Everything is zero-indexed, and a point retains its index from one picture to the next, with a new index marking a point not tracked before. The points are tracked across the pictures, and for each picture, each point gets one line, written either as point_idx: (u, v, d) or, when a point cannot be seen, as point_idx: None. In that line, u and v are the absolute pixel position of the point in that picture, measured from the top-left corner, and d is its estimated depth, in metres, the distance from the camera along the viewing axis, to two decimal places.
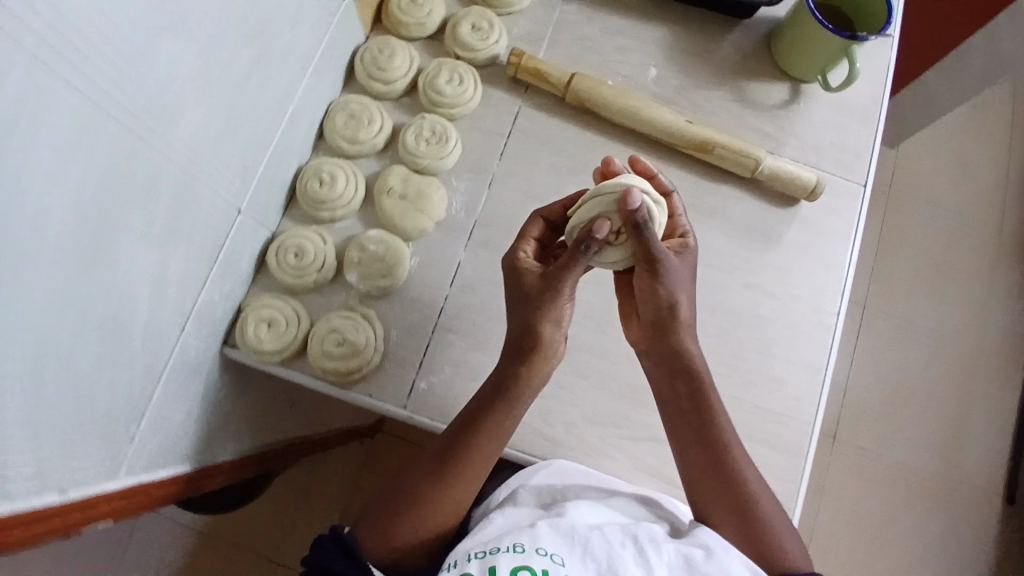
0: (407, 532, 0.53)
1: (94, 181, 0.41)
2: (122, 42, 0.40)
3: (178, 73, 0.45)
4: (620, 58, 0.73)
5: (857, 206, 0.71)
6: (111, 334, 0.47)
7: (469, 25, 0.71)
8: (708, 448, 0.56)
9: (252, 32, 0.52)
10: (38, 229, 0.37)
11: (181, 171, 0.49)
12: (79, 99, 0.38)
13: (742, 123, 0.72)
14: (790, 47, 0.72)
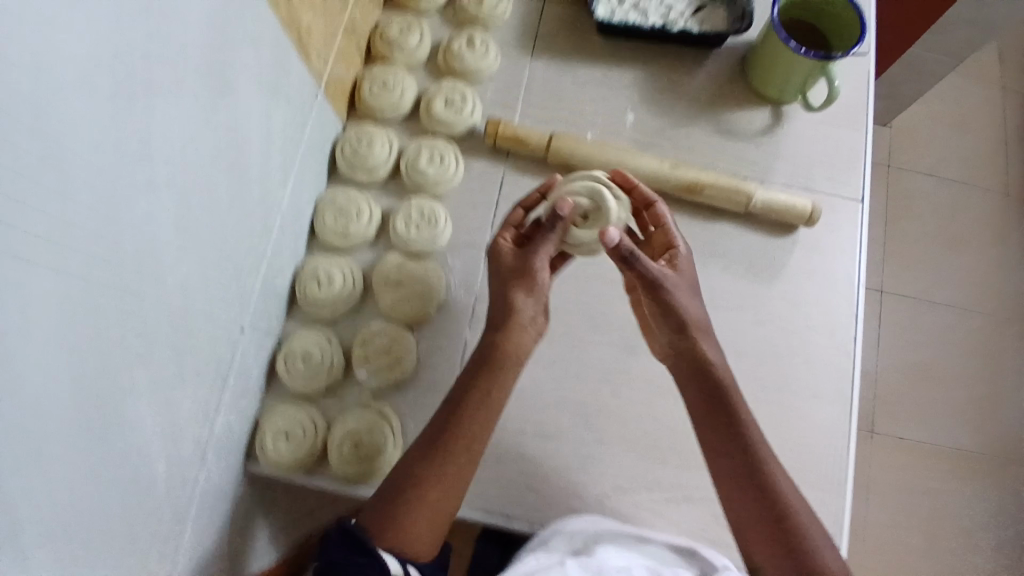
0: (415, 521, 0.52)
1: (93, 353, 0.41)
2: (100, 218, 0.40)
3: (160, 223, 0.46)
4: (596, 109, 0.73)
5: (856, 223, 0.69)
6: (133, 485, 0.47)
7: (443, 100, 0.71)
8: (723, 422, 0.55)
9: (228, 161, 0.52)
10: (44, 422, 0.37)
11: (177, 313, 0.50)
12: (69, 284, 0.38)
13: (727, 156, 0.71)
14: (765, 72, 0.71)
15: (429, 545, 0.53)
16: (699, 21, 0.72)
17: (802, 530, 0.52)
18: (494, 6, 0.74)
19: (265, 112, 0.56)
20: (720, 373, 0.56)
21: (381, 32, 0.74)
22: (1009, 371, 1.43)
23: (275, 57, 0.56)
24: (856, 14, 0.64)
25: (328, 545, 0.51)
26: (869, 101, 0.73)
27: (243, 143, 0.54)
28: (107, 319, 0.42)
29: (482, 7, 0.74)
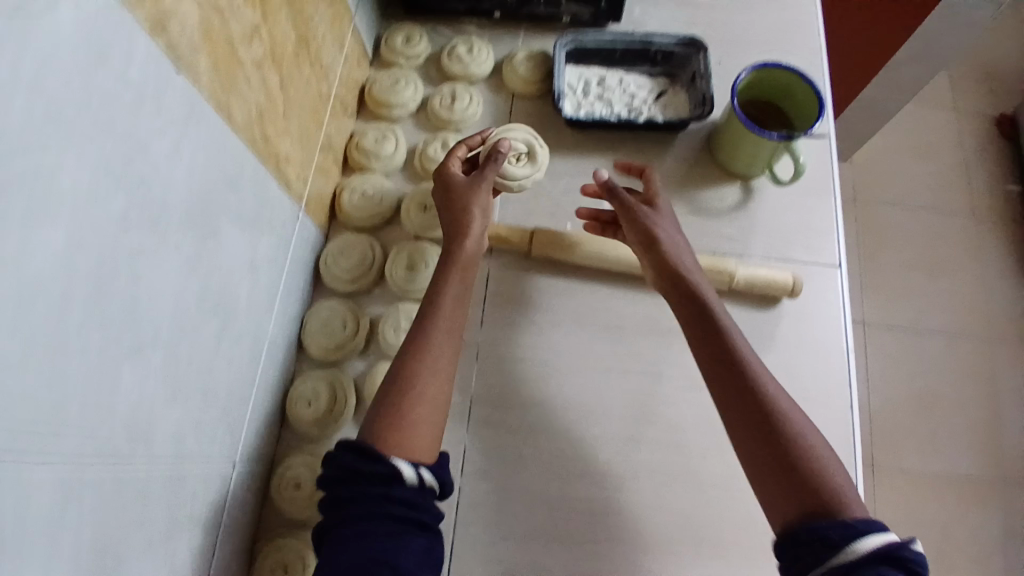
0: (412, 422, 0.53)
1: (87, 538, 0.40)
2: (91, 398, 0.39)
3: (146, 384, 0.45)
4: (571, 200, 0.75)
5: (839, 288, 0.70)
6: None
7: (421, 205, 0.73)
8: (712, 335, 0.58)
9: (215, 304, 0.52)
10: None
11: (171, 467, 0.49)
12: (62, 475, 0.37)
13: (704, 234, 0.73)
14: (731, 152, 0.73)
15: (428, 451, 0.54)
16: (664, 108, 0.77)
17: (811, 452, 0.51)
18: (464, 108, 0.77)
19: (249, 244, 0.56)
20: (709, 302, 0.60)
21: (357, 143, 0.76)
22: (1004, 392, 1.44)
23: (256, 192, 0.56)
24: (809, 87, 0.67)
25: (335, 456, 0.52)
26: (835, 167, 0.75)
27: (228, 281, 0.54)
28: (97, 497, 0.40)
29: (453, 110, 0.77)
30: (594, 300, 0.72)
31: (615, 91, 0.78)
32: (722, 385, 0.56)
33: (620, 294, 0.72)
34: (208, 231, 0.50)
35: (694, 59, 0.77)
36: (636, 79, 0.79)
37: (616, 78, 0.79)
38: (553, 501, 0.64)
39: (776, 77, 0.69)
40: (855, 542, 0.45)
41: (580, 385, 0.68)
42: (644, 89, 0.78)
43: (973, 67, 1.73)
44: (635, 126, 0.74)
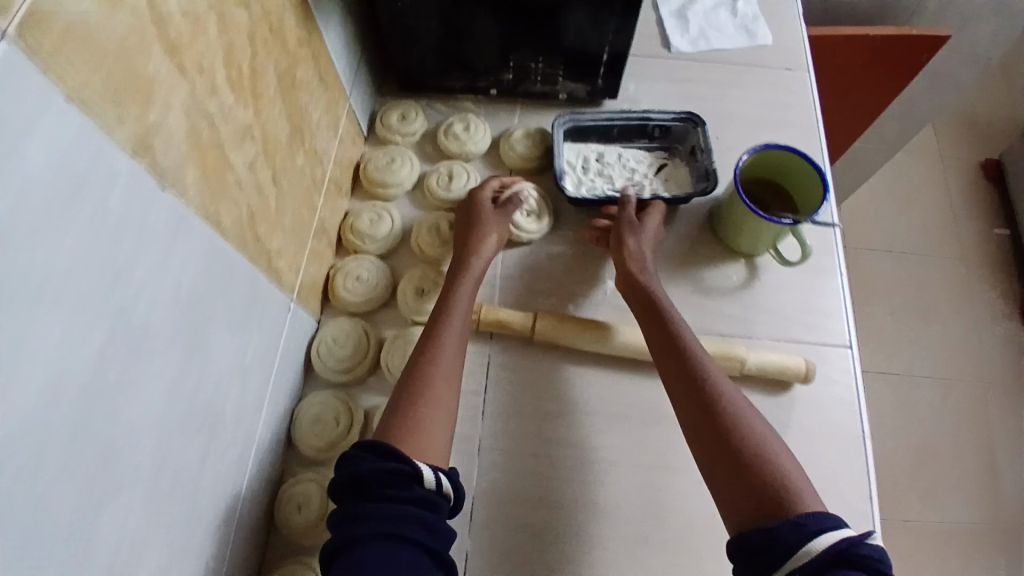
0: (421, 428, 0.55)
1: None
2: (71, 536, 0.36)
3: (117, 526, 0.40)
4: (571, 280, 0.74)
5: (851, 372, 0.69)
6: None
7: (417, 289, 0.71)
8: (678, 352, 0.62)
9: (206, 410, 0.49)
10: None
11: None
12: None
13: (711, 314, 0.71)
14: (734, 233, 0.72)
15: (442, 457, 0.55)
16: (664, 182, 0.76)
17: (767, 459, 0.54)
18: (462, 187, 0.76)
19: (239, 348, 0.53)
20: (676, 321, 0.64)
21: (351, 224, 0.74)
22: None
23: (246, 292, 0.53)
24: (801, 159, 0.67)
25: (353, 456, 0.52)
26: (839, 242, 0.74)
27: (215, 391, 0.50)
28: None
29: (449, 189, 0.76)
30: (599, 385, 0.69)
31: (615, 167, 0.77)
32: (688, 399, 0.59)
33: (626, 379, 0.69)
34: (195, 345, 0.46)
35: (692, 134, 0.77)
36: (634, 154, 0.78)
37: (615, 154, 0.78)
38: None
39: (760, 160, 0.69)
40: (809, 542, 0.47)
41: (588, 479, 0.64)
42: (643, 164, 0.77)
43: None
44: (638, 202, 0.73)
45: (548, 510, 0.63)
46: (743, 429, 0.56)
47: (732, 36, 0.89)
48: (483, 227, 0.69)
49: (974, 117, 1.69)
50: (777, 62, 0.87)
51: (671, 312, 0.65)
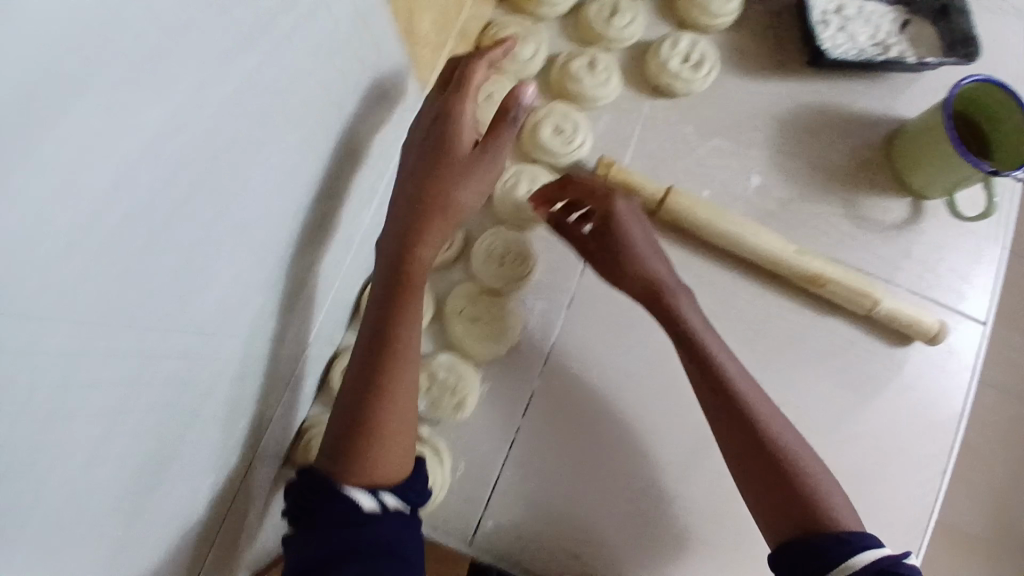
0: (376, 462, 0.46)
1: (148, 400, 0.36)
2: (193, 257, 0.35)
3: (217, 283, 0.39)
4: (714, 165, 0.64)
5: (977, 345, 0.63)
6: (157, 550, 0.44)
7: (551, 126, 0.64)
8: (705, 370, 0.53)
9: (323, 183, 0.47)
10: (83, 483, 0.33)
11: (242, 342, 0.45)
12: (149, 334, 0.34)
13: (856, 246, 0.63)
14: (914, 164, 0.62)
15: (397, 468, 0.47)
16: (912, 44, 0.67)
17: (808, 486, 0.48)
18: (623, 26, 0.65)
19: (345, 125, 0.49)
20: (690, 328, 0.55)
21: (493, 37, 0.65)
22: None
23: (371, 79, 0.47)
24: (999, 95, 0.59)
25: (302, 482, 0.46)
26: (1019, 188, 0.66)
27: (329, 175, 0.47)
28: (146, 409, 0.36)
29: (609, 25, 0.65)
30: (706, 285, 0.63)
31: (859, 24, 0.67)
32: (723, 425, 0.52)
33: (743, 285, 0.63)
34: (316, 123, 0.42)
35: None
36: (877, 8, 0.68)
37: (857, 7, 0.68)
38: (616, 499, 0.63)
39: (969, 90, 0.61)
40: (853, 557, 0.43)
41: (663, 365, 0.66)
42: (887, 20, 0.68)
43: None
44: (873, 65, 0.65)
45: (615, 392, 0.65)
46: (777, 448, 0.50)
47: None
48: (441, 189, 0.50)
49: None
50: None
51: (682, 312, 0.55)
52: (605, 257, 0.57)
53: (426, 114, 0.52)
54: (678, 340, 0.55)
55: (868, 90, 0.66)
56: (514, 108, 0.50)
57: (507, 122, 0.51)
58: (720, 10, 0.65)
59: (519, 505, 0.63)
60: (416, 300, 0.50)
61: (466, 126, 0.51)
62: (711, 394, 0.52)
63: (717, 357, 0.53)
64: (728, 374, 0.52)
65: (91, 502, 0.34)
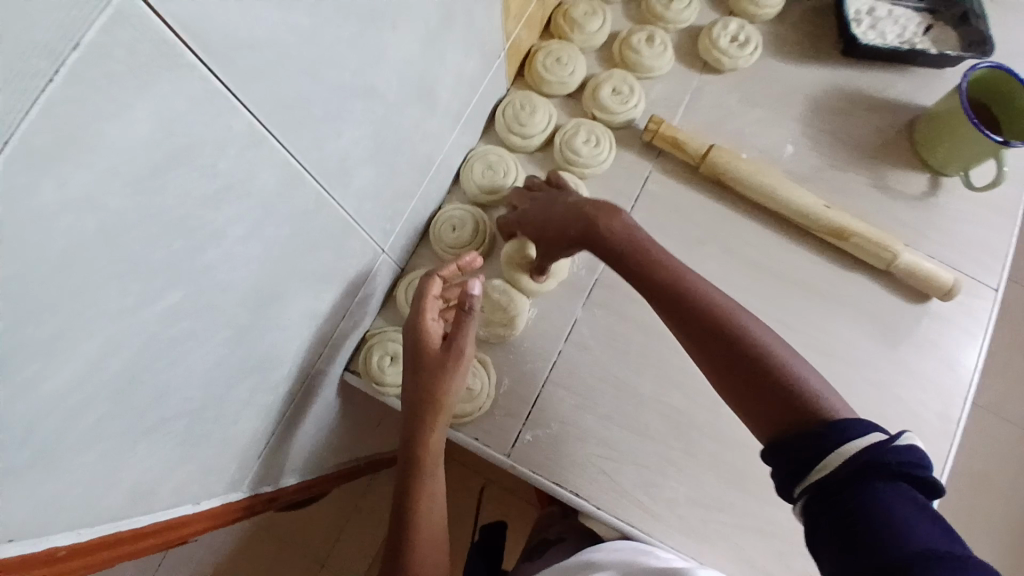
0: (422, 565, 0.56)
1: (271, 225, 0.44)
2: (325, 109, 0.43)
3: (340, 146, 0.47)
4: (755, 132, 0.72)
5: (989, 311, 0.68)
6: (252, 371, 0.50)
7: (610, 88, 0.72)
8: (675, 292, 0.52)
9: (421, 93, 0.55)
10: (217, 272, 0.40)
11: (347, 219, 0.53)
12: (285, 161, 0.42)
13: (880, 212, 0.69)
14: (934, 140, 0.69)
15: None
16: (935, 44, 0.75)
17: (783, 376, 0.44)
18: (680, 10, 0.75)
19: (411, 169, 0.59)
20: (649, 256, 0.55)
21: (565, 11, 0.75)
22: None
23: (471, 13, 0.56)
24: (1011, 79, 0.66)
25: None
26: None
27: (427, 88, 0.56)
28: (268, 234, 0.44)
29: (668, 8, 0.74)
30: (744, 235, 0.70)
31: (887, 24, 0.76)
32: (712, 365, 0.48)
33: (775, 238, 0.70)
34: (428, 34, 0.51)
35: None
36: (905, 14, 0.77)
37: (886, 10, 0.77)
38: (648, 427, 0.66)
39: (981, 75, 0.68)
40: (841, 448, 0.39)
41: None
42: (913, 23, 0.77)
43: None
44: (900, 53, 0.72)
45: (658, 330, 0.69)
46: (760, 359, 0.46)
47: None
48: (430, 390, 0.59)
49: None
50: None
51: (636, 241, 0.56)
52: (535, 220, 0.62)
53: (411, 340, 0.60)
54: (638, 273, 0.55)
55: (894, 81, 0.74)
56: (468, 302, 0.59)
57: (466, 317, 0.59)
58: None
59: (555, 422, 0.66)
60: (431, 472, 0.59)
61: (432, 339, 0.60)
62: (692, 319, 0.50)
63: (690, 283, 0.52)
64: (706, 293, 0.51)
65: (225, 283, 0.42)
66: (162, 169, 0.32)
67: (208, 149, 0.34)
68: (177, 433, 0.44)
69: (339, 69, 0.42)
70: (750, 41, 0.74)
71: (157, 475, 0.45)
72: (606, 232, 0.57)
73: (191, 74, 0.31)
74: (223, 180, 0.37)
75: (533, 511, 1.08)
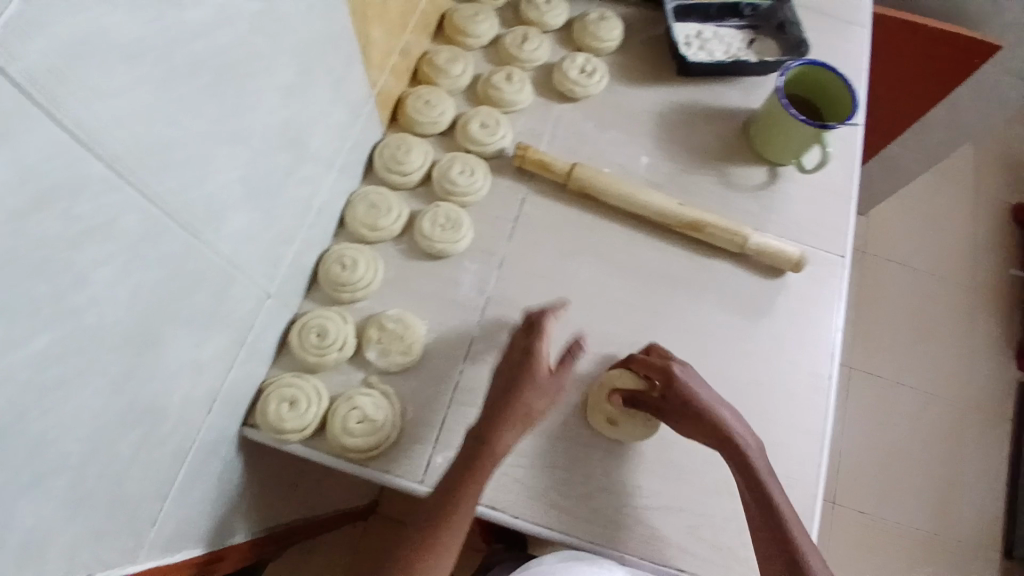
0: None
1: (139, 270, 0.45)
2: (186, 151, 0.45)
3: (208, 190, 0.49)
4: (612, 149, 0.80)
5: (837, 276, 0.77)
6: (137, 425, 0.50)
7: (478, 123, 0.78)
8: (767, 509, 0.61)
9: (291, 138, 0.58)
10: (84, 319, 0.41)
11: (225, 264, 0.54)
12: (150, 202, 0.43)
13: (728, 205, 0.78)
14: (766, 136, 0.79)
15: None
16: (759, 54, 0.85)
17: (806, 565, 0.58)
18: (533, 50, 0.83)
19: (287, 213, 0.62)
20: (758, 470, 0.62)
21: (429, 60, 0.81)
22: (969, 458, 1.52)
23: (335, 62, 0.61)
24: (827, 73, 0.76)
25: None
26: (854, 155, 0.83)
27: (298, 133, 0.59)
28: (138, 278, 0.45)
29: (522, 49, 0.82)
30: (614, 240, 0.76)
31: (715, 44, 0.85)
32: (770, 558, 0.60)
33: (644, 240, 0.76)
34: (294, 82, 0.55)
35: (782, 11, 0.85)
36: (728, 34, 0.86)
37: (712, 32, 0.86)
38: (553, 430, 0.68)
39: (802, 72, 0.78)
40: None
41: None
42: (738, 40, 0.86)
43: (993, 161, 1.87)
44: (726, 65, 0.83)
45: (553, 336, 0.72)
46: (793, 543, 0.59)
47: None
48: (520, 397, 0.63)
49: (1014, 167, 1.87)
50: (852, 13, 0.94)
51: (753, 455, 0.62)
52: (676, 410, 0.64)
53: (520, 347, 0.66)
54: (745, 480, 0.62)
55: (725, 92, 0.85)
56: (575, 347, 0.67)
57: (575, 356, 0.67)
58: (608, 31, 0.84)
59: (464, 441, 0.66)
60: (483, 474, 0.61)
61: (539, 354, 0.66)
62: (771, 532, 0.60)
63: (777, 500, 0.61)
64: (784, 513, 0.60)
65: (94, 331, 0.42)
66: (11, 216, 0.33)
67: (64, 194, 0.36)
68: (62, 491, 0.44)
69: (198, 116, 0.44)
70: (598, 70, 0.83)
71: (46, 543, 0.43)
72: (731, 444, 0.62)
73: (30, 121, 0.33)
74: (82, 225, 0.38)
75: (479, 556, 1.08)
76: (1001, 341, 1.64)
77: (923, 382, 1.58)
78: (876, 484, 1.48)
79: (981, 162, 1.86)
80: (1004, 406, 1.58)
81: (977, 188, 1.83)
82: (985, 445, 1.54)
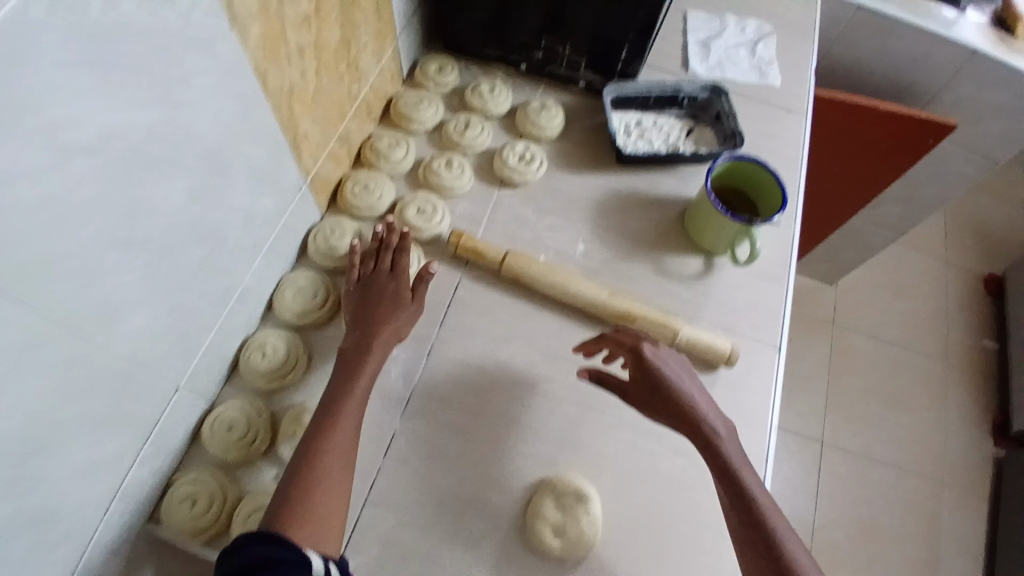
0: (321, 509, 0.55)
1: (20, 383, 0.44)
2: (75, 262, 0.45)
3: (102, 295, 0.48)
4: (550, 236, 0.81)
5: (774, 367, 0.76)
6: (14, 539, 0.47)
7: (415, 208, 0.79)
8: (743, 503, 0.58)
9: (205, 234, 0.58)
10: None
11: (125, 363, 0.53)
12: (31, 317, 0.43)
13: (663, 294, 0.78)
14: (700, 227, 0.80)
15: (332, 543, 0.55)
16: (697, 143, 0.87)
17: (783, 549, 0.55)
18: (474, 136, 0.85)
19: (202, 305, 0.61)
20: (732, 462, 0.60)
21: (371, 144, 0.83)
22: (946, 534, 1.48)
23: (256, 158, 0.62)
24: (755, 165, 0.78)
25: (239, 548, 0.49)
26: (790, 245, 0.84)
27: (213, 228, 0.59)
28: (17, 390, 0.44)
29: (463, 136, 0.84)
30: (547, 328, 0.76)
31: (654, 133, 0.88)
32: (750, 553, 0.57)
33: (579, 327, 0.76)
34: (207, 182, 0.56)
35: (718, 103, 0.88)
36: (668, 121, 0.89)
37: (652, 121, 0.89)
38: (474, 532, 0.64)
39: (731, 165, 0.79)
40: None
41: None
42: (677, 129, 0.89)
43: (960, 231, 1.90)
44: (663, 156, 0.85)
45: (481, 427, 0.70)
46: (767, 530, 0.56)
47: (746, 72, 0.98)
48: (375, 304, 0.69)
49: (982, 236, 1.89)
50: (793, 103, 0.96)
51: (723, 445, 0.61)
52: (646, 391, 0.64)
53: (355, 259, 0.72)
54: (719, 473, 0.60)
55: (663, 180, 0.86)
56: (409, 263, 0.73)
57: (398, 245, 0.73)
58: (549, 120, 0.86)
59: (377, 544, 0.62)
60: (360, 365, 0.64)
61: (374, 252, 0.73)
62: (747, 526, 0.57)
63: (752, 490, 0.59)
64: (762, 506, 0.58)
65: None
66: None
67: None
68: None
69: (88, 227, 0.45)
70: (537, 157, 0.84)
71: None
72: (703, 434, 0.62)
73: None
74: None
75: None
76: (974, 412, 1.63)
77: (895, 454, 1.56)
78: (851, 562, 1.43)
79: (947, 232, 1.89)
80: (979, 479, 1.55)
81: (945, 257, 1.85)
82: (962, 520, 1.49)
